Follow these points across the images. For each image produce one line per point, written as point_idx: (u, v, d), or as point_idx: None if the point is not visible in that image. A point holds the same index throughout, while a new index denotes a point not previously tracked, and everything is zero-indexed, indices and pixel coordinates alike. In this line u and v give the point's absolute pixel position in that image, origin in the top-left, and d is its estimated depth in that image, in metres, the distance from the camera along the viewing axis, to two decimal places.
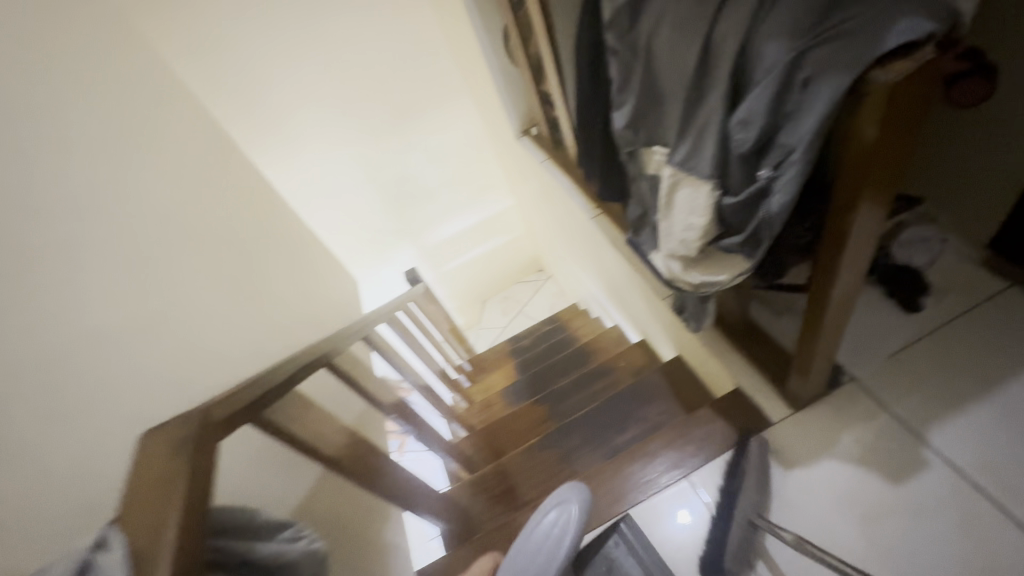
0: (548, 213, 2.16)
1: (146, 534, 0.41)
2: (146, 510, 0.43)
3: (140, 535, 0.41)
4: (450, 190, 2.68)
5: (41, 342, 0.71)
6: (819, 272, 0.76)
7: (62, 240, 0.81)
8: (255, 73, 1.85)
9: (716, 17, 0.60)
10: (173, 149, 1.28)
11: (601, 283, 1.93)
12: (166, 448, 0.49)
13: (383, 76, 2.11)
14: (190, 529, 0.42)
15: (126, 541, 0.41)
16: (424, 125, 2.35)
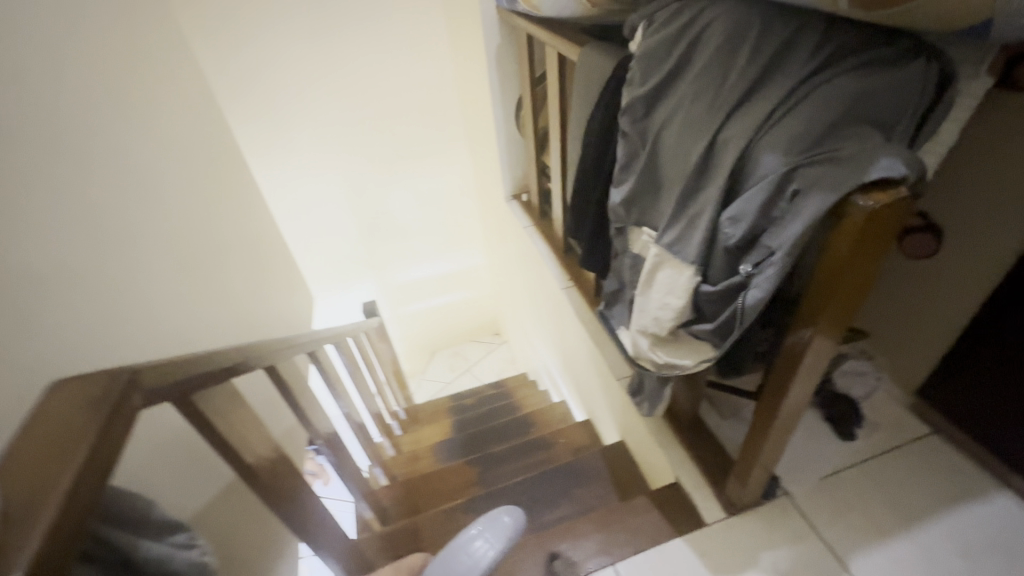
0: (520, 277, 2.20)
1: (26, 493, 0.38)
2: (28, 473, 0.39)
3: (18, 496, 0.37)
4: (429, 236, 2.66)
5: None
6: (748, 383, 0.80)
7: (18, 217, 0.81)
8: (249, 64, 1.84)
9: (723, 123, 0.67)
10: (124, 108, 1.21)
11: (557, 356, 1.94)
12: (76, 405, 0.46)
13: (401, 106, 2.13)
14: (79, 496, 0.39)
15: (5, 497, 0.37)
16: (423, 166, 2.36)
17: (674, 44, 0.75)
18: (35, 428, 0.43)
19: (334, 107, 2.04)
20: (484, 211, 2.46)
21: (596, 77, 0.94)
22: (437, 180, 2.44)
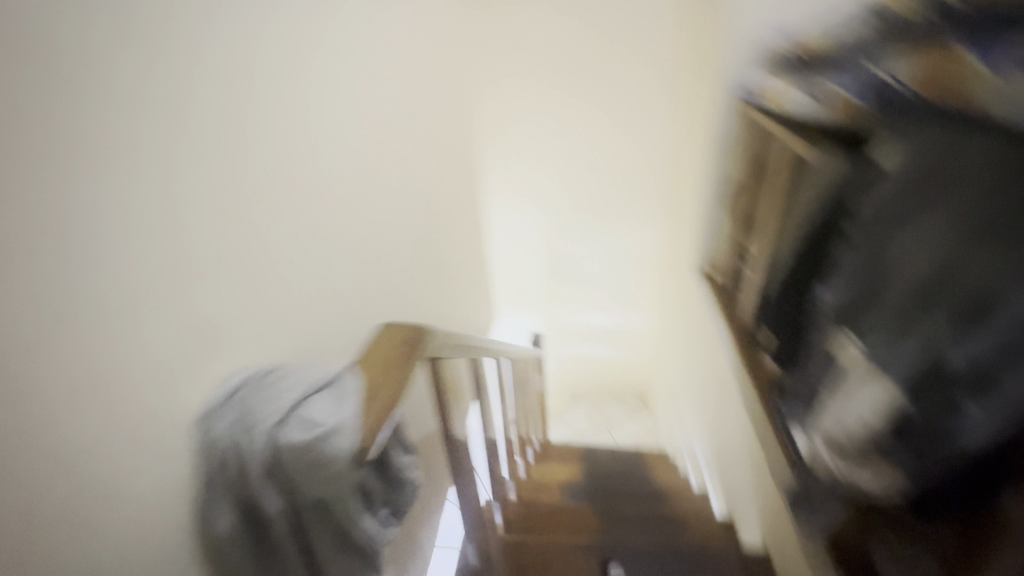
0: (687, 351, 2.17)
1: (375, 381, 0.55)
2: (376, 368, 0.57)
3: (372, 381, 0.55)
4: (606, 287, 2.81)
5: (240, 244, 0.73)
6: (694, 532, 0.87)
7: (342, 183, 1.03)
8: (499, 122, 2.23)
9: (973, 242, 0.51)
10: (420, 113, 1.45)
11: (708, 440, 1.87)
12: (402, 332, 0.61)
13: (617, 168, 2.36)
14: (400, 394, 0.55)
15: (363, 378, 0.55)
16: (619, 223, 2.55)
17: (949, 127, 0.59)
18: (379, 340, 0.61)
19: (560, 160, 2.36)
20: (666, 277, 2.49)
21: (821, 180, 0.97)
22: (628, 238, 2.59)
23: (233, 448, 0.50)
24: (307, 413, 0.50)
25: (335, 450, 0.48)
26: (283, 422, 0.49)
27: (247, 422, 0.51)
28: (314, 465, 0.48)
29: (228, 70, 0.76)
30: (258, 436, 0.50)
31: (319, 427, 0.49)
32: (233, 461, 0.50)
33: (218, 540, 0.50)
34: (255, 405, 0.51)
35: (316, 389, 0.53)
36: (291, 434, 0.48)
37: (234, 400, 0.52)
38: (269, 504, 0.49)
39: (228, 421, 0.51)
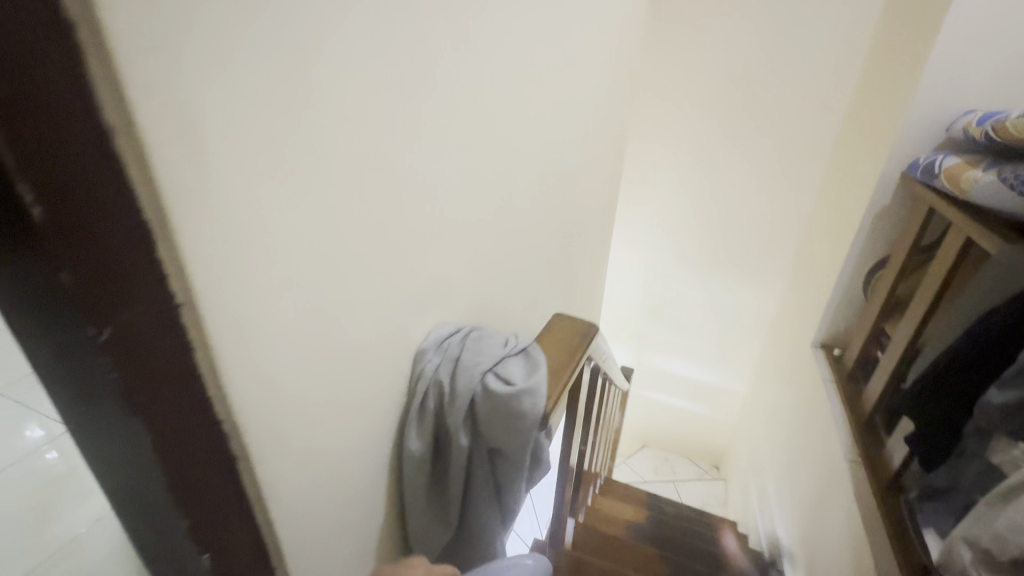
0: (786, 423, 2.03)
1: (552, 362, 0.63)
2: (552, 351, 0.65)
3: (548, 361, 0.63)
4: (705, 338, 2.69)
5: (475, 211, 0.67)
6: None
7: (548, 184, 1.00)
8: (641, 158, 2.23)
9: None
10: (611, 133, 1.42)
11: (795, 523, 1.74)
12: (572, 329, 0.71)
13: (749, 219, 2.23)
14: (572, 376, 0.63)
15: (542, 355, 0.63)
16: (732, 277, 2.43)
17: None
18: (548, 330, 0.70)
19: (687, 202, 2.28)
20: (774, 342, 2.36)
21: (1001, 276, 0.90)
22: (739, 294, 2.47)
23: (438, 384, 0.57)
24: (505, 370, 0.57)
25: (529, 407, 0.55)
26: (488, 370, 0.57)
27: (453, 365, 0.58)
28: (510, 414, 0.54)
29: (538, 76, 0.80)
30: (465, 379, 0.56)
31: (517, 384, 0.56)
32: (434, 394, 0.57)
33: (411, 457, 0.58)
34: (462, 352, 0.59)
35: (511, 353, 0.60)
36: (495, 384, 0.55)
37: (440, 346, 0.60)
38: (459, 440, 0.56)
39: (435, 361, 0.59)
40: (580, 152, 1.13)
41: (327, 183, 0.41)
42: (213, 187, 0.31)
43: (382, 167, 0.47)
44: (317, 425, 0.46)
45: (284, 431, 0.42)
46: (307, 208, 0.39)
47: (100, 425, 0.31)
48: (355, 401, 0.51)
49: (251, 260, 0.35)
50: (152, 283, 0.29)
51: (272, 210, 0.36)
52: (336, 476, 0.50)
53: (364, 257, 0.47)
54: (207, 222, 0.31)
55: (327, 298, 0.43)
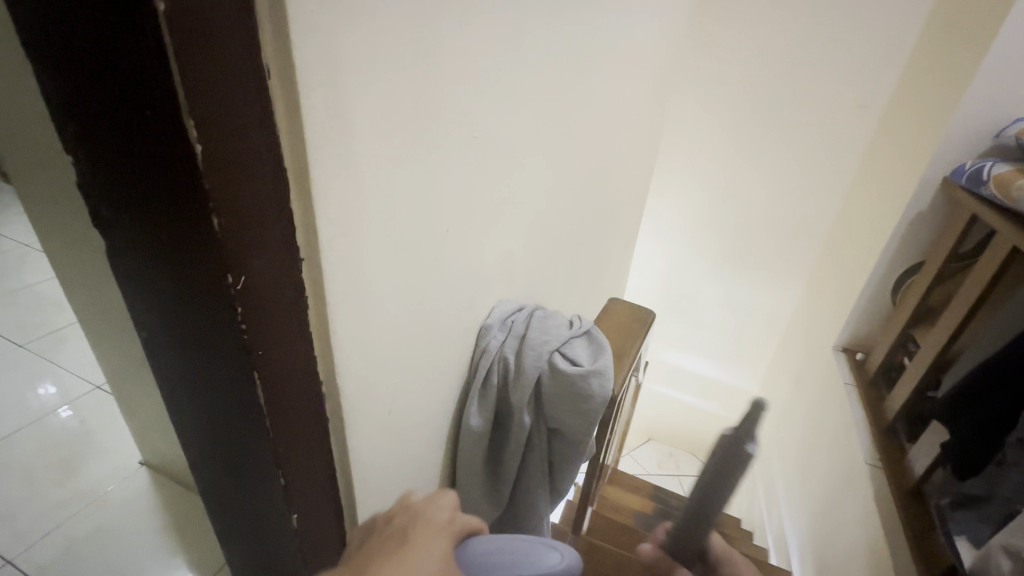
0: (798, 426, 2.01)
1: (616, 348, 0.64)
2: (614, 337, 0.66)
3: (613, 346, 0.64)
4: (718, 338, 2.63)
5: (535, 190, 0.64)
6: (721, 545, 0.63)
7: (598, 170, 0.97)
8: (671, 147, 2.06)
9: None
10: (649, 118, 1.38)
11: (807, 524, 1.74)
12: (629, 315, 0.71)
13: (775, 218, 2.11)
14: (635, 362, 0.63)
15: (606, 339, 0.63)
16: (749, 277, 2.34)
17: None
18: (605, 315, 0.70)
19: (710, 199, 2.15)
20: (790, 345, 2.30)
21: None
22: (757, 295, 2.38)
23: (502, 360, 0.57)
24: (570, 350, 0.57)
25: (597, 388, 0.55)
26: (555, 349, 0.56)
27: (515, 342, 0.58)
28: (577, 395, 0.54)
29: (606, 54, 0.77)
30: (532, 357, 0.56)
31: (584, 365, 0.55)
32: (498, 371, 0.57)
33: (471, 433, 0.57)
34: (526, 330, 0.58)
35: (574, 333, 0.59)
36: (562, 364, 0.55)
37: (503, 323, 0.59)
38: (523, 418, 0.56)
39: (497, 338, 0.58)
40: (625, 137, 1.09)
41: (431, 144, 0.39)
42: (342, 139, 0.30)
43: (476, 135, 0.46)
44: (394, 396, 0.45)
45: (371, 398, 0.41)
46: (413, 169, 0.38)
47: (213, 361, 0.30)
48: (430, 373, 0.50)
49: (362, 217, 0.34)
50: (282, 235, 0.29)
51: (384, 168, 0.34)
52: (405, 445, 0.50)
53: (450, 227, 0.46)
54: (334, 175, 0.30)
55: (419, 264, 0.42)
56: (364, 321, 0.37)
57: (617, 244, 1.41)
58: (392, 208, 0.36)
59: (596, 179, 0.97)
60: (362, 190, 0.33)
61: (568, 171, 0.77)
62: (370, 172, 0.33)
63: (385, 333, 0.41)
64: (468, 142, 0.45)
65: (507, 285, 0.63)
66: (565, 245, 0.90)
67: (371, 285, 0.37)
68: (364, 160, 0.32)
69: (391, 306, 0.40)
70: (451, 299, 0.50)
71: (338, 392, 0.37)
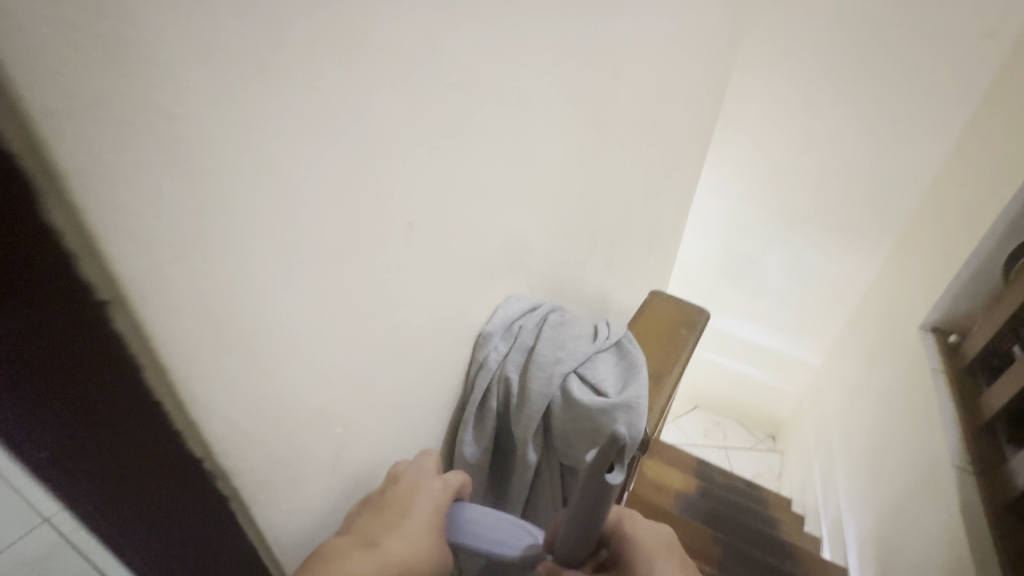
0: (868, 409, 1.79)
1: (654, 362, 0.50)
2: (652, 346, 0.52)
3: (650, 359, 0.50)
4: (780, 305, 2.38)
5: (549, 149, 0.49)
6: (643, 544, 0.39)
7: (642, 118, 0.78)
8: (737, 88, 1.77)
9: None
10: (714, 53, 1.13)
11: (871, 521, 1.56)
12: (675, 314, 0.56)
13: (862, 173, 1.80)
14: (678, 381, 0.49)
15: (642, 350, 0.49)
16: (823, 240, 2.05)
17: None
18: (644, 315, 0.56)
19: (781, 151, 1.85)
20: (864, 317, 2.03)
21: None
22: (830, 260, 2.10)
23: (504, 381, 0.44)
24: (592, 373, 0.44)
25: (625, 428, 0.42)
26: (571, 369, 0.44)
27: (522, 358, 0.45)
28: (600, 435, 0.42)
29: None
30: (541, 380, 0.43)
31: (610, 396, 0.43)
32: (497, 394, 0.44)
33: (465, 464, 0.46)
34: (537, 343, 0.45)
35: (600, 348, 0.46)
36: (580, 394, 0.42)
37: (507, 331, 0.46)
38: (529, 455, 0.44)
39: (499, 350, 0.45)
40: (679, 75, 0.88)
41: (361, 100, 0.25)
42: (149, 92, 0.16)
43: (449, 82, 0.31)
44: (343, 441, 0.33)
45: (304, 456, 0.30)
46: (332, 139, 0.24)
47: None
48: (402, 397, 0.38)
49: (227, 215, 0.20)
50: (55, 285, 0.16)
51: (264, 139, 0.21)
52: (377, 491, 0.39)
53: (415, 218, 0.32)
54: (153, 167, 0.17)
55: (364, 278, 0.30)
56: (260, 363, 0.25)
57: (667, 206, 1.21)
58: (291, 191, 0.23)
59: (639, 132, 0.78)
60: (219, 170, 0.19)
61: (599, 123, 0.60)
62: (230, 140, 0.20)
63: (313, 370, 0.28)
64: (436, 93, 0.30)
65: (514, 275, 0.49)
66: (600, 214, 0.74)
67: (267, 310, 0.24)
68: (213, 120, 0.19)
69: (317, 338, 0.28)
70: (427, 306, 0.37)
71: (236, 465, 0.26)
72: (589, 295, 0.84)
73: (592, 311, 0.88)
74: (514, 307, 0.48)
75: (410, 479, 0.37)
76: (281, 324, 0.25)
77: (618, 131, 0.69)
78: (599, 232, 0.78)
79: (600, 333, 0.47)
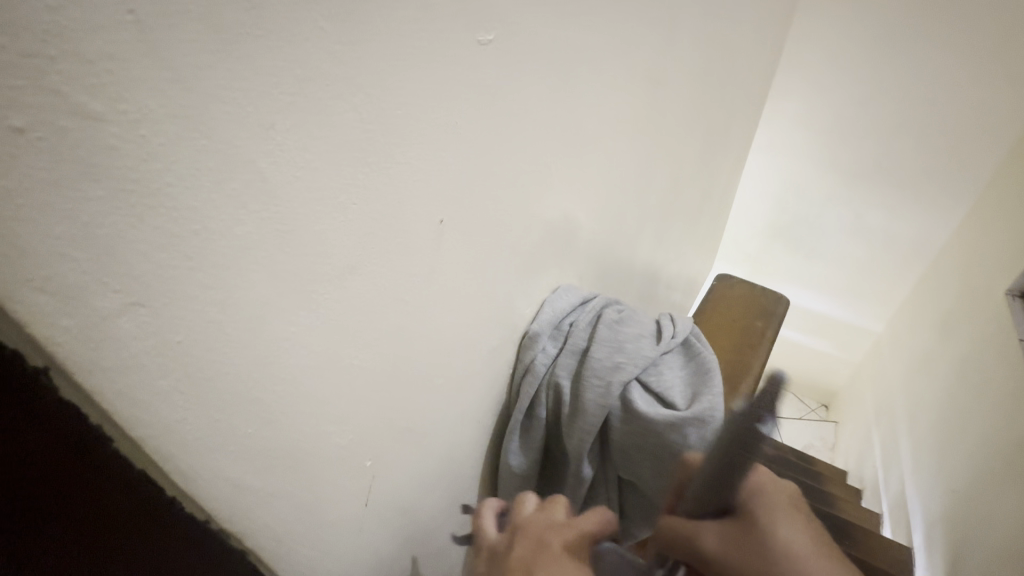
0: (937, 382, 1.64)
1: (725, 363, 0.44)
2: (722, 345, 0.46)
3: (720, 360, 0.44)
4: (839, 269, 2.20)
5: (595, 116, 0.41)
6: (766, 494, 0.30)
7: (698, 71, 0.68)
8: None
9: None
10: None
11: (939, 501, 1.44)
12: (745, 305, 0.50)
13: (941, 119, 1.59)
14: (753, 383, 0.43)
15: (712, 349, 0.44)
16: (892, 197, 1.86)
17: None
18: (710, 308, 0.50)
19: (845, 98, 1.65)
20: (937, 279, 1.84)
21: None
22: (899, 219, 1.91)
23: (554, 388, 0.39)
24: (657, 380, 0.39)
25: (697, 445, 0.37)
26: (632, 378, 0.38)
27: (574, 362, 0.39)
28: (668, 452, 0.37)
29: None
30: (600, 390, 0.38)
31: (679, 409, 0.37)
32: (546, 403, 0.39)
33: (512, 477, 0.41)
34: (593, 346, 0.39)
35: (665, 351, 0.40)
36: (645, 407, 0.37)
37: (557, 331, 0.40)
38: (584, 471, 0.39)
39: (547, 352, 0.40)
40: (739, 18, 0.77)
41: (370, 73, 0.19)
42: (49, 76, 0.11)
43: (482, 41, 0.25)
44: (374, 471, 0.29)
45: (329, 497, 0.26)
46: (333, 127, 0.19)
47: None
48: (441, 413, 0.34)
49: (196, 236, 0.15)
50: None
51: (245, 132, 0.16)
52: (416, 515, 0.35)
53: (446, 215, 0.27)
54: (62, 189, 0.12)
55: (387, 293, 0.25)
56: (264, 404, 0.20)
57: (721, 168, 1.09)
58: (286, 195, 0.18)
59: (694, 88, 0.69)
60: (175, 178, 0.14)
61: (650, 79, 0.51)
62: (190, 136, 0.14)
63: (332, 403, 0.24)
64: (466, 57, 0.24)
65: (561, 265, 0.43)
66: (650, 184, 0.66)
67: (266, 343, 0.19)
68: (161, 110, 0.14)
69: (333, 370, 0.23)
70: (463, 312, 0.32)
71: (247, 522, 0.22)
72: (639, 274, 0.77)
73: (641, 290, 0.80)
74: (563, 303, 0.42)
75: (538, 529, 0.33)
76: (285, 358, 0.21)
77: (672, 88, 0.60)
78: (649, 205, 0.69)
79: (665, 331, 0.41)
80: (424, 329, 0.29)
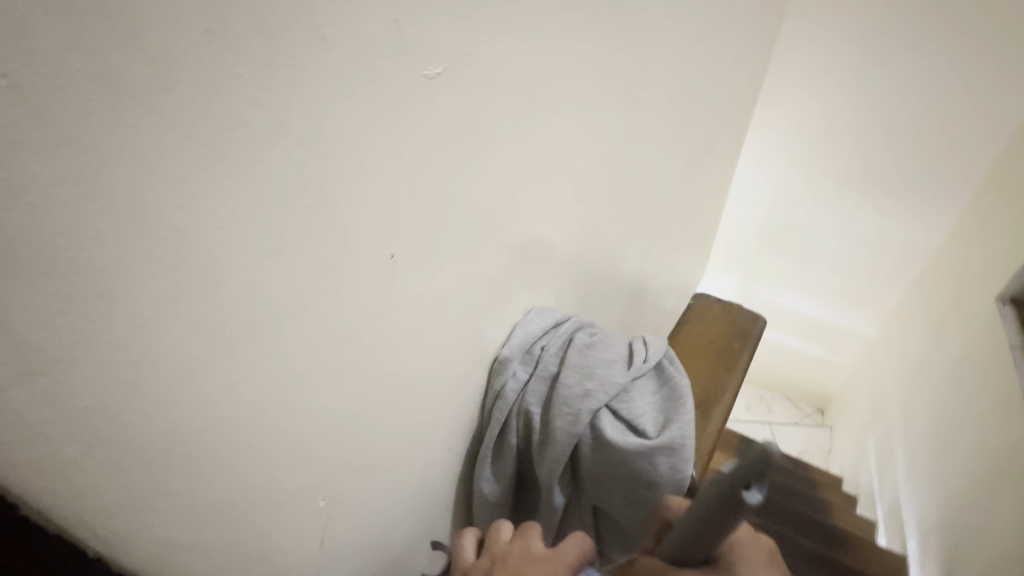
0: (931, 387, 1.64)
1: (700, 387, 0.44)
2: (698, 369, 0.46)
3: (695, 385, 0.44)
4: (832, 274, 2.20)
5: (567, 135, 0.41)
6: (737, 548, 0.30)
7: (679, 83, 0.68)
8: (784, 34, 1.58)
9: None
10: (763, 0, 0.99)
11: (933, 508, 1.44)
12: (722, 328, 0.50)
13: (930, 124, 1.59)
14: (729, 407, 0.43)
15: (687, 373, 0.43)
16: (882, 202, 1.86)
17: None
18: (686, 331, 0.50)
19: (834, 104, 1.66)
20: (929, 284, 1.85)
21: None
22: (890, 224, 1.91)
23: (525, 415, 0.38)
24: (629, 407, 0.38)
25: (667, 473, 0.37)
26: (603, 405, 0.38)
27: (546, 388, 0.39)
28: (638, 480, 0.37)
29: None
30: (571, 418, 0.37)
31: (650, 437, 0.37)
32: (517, 430, 0.39)
33: (484, 505, 0.41)
34: (565, 371, 0.39)
35: (637, 376, 0.40)
36: (615, 436, 0.37)
37: (528, 356, 0.40)
38: (556, 499, 0.39)
39: (518, 377, 0.39)
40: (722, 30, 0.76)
41: (301, 116, 0.19)
42: None
43: (430, 75, 0.24)
44: (330, 508, 0.28)
45: (279, 540, 0.25)
46: (260, 174, 0.18)
47: None
48: (406, 443, 0.33)
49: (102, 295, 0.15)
50: None
51: (156, 185, 0.15)
52: (381, 549, 0.34)
53: (399, 250, 0.26)
54: None
55: (334, 333, 0.24)
56: (197, 454, 0.20)
57: (708, 178, 1.09)
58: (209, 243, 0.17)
59: (676, 100, 0.68)
60: (74, 238, 0.14)
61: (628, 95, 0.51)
62: (88, 194, 0.14)
63: (277, 445, 0.23)
64: (412, 92, 0.24)
65: (534, 287, 0.43)
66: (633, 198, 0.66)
67: (195, 394, 0.19)
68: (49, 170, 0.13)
69: (278, 414, 0.23)
70: (425, 342, 0.31)
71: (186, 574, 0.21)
72: (624, 286, 0.76)
73: (627, 302, 0.80)
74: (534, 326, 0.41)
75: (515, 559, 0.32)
76: (219, 406, 0.20)
77: (652, 103, 0.60)
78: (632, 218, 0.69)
79: (638, 355, 0.41)
80: (381, 363, 0.28)
